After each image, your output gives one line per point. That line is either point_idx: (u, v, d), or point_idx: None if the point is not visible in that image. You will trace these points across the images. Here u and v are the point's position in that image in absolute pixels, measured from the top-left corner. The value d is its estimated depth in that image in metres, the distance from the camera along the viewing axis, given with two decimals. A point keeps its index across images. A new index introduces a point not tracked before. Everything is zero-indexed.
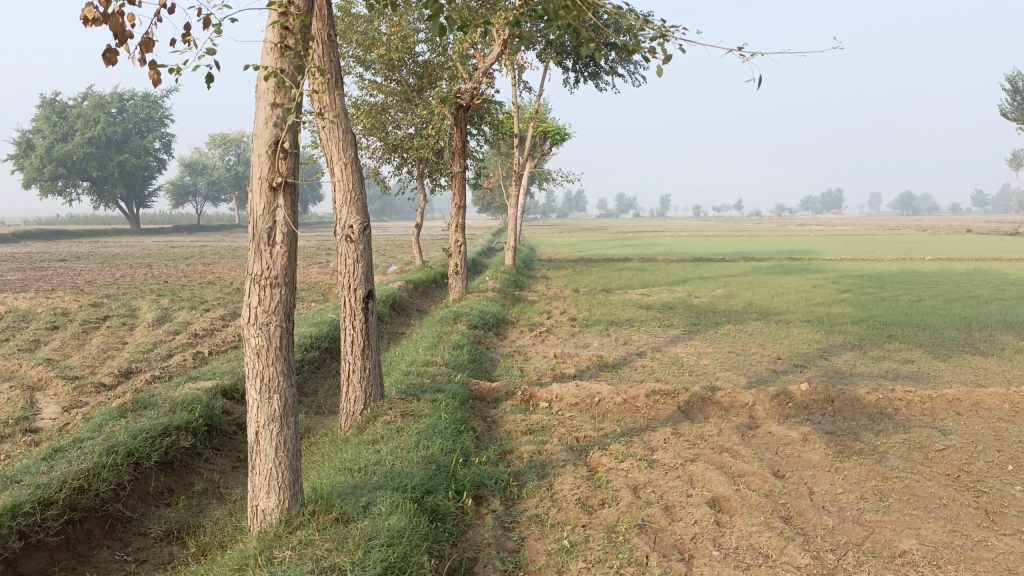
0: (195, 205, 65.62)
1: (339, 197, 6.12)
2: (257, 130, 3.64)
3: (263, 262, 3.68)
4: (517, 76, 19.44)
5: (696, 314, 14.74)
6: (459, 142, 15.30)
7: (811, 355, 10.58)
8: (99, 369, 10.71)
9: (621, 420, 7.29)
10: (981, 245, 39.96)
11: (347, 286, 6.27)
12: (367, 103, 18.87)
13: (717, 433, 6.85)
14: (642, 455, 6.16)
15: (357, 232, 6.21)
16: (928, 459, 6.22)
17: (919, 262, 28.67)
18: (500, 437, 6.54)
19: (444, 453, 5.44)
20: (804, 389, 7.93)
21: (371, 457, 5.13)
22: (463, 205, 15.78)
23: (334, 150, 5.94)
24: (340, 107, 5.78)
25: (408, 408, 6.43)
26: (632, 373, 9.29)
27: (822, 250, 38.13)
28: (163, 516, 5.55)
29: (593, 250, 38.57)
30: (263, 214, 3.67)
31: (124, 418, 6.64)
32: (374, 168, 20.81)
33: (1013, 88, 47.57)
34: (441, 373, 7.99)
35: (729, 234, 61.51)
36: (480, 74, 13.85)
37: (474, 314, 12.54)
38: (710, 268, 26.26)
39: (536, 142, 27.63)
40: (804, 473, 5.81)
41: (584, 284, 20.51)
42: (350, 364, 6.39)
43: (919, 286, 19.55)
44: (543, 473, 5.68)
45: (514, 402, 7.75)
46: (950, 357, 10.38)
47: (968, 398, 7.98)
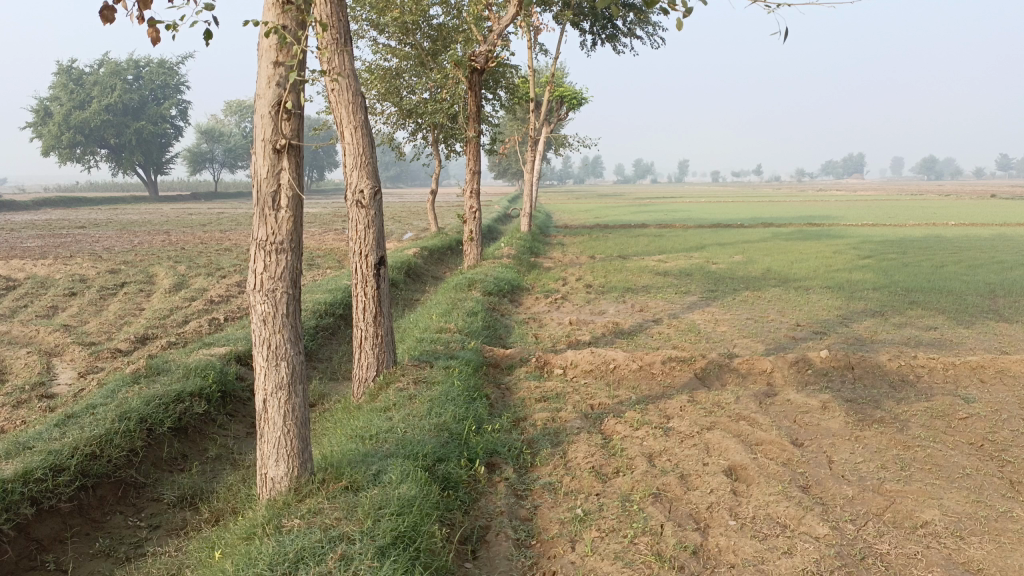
0: (212, 172, 65.71)
1: (349, 161, 6.02)
2: (260, 90, 3.51)
3: (268, 227, 3.57)
4: (533, 38, 19.09)
5: (714, 280, 14.56)
6: (473, 106, 15.04)
7: (830, 321, 10.40)
8: (116, 336, 10.75)
9: (636, 387, 7.20)
10: (1005, 211, 39.38)
11: (358, 252, 6.17)
12: (381, 67, 18.66)
13: (734, 401, 6.74)
14: (658, 423, 6.07)
15: (368, 197, 6.11)
16: (951, 427, 6.08)
17: (942, 227, 28.21)
18: (513, 405, 6.48)
19: (456, 421, 5.37)
20: (823, 356, 7.80)
21: (383, 424, 5.08)
22: (478, 171, 15.60)
23: (343, 113, 5.83)
24: (349, 68, 5.65)
25: (421, 375, 6.37)
26: (648, 340, 9.18)
27: (842, 216, 37.64)
28: (176, 482, 5.56)
29: (610, 216, 38.25)
30: (267, 177, 3.55)
31: (137, 384, 6.64)
32: (388, 134, 20.62)
33: None
34: (454, 340, 7.92)
35: (749, 199, 60.81)
36: (495, 36, 13.59)
37: (488, 281, 12.43)
38: (728, 234, 25.94)
39: (552, 106, 27.27)
40: (823, 441, 5.70)
41: (601, 250, 20.34)
42: (362, 331, 6.31)
43: (943, 252, 19.21)
44: (557, 440, 5.62)
45: (528, 369, 7.67)
46: (973, 323, 10.17)
47: (993, 365, 7.80)
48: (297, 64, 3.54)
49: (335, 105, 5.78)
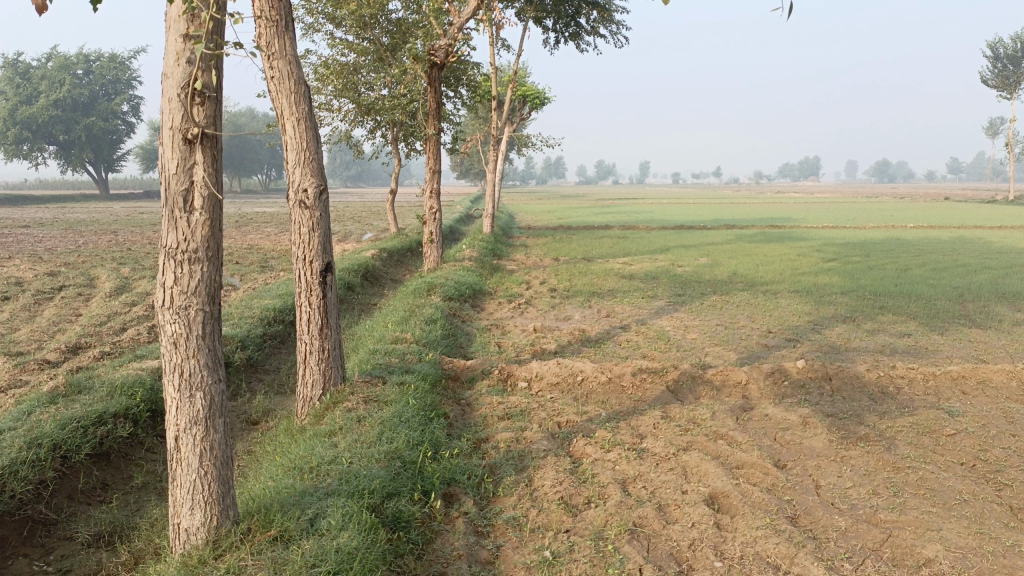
0: None
1: (290, 158, 5.46)
2: (167, 70, 2.93)
3: (179, 233, 3.00)
4: (494, 35, 18.60)
5: (680, 284, 14.21)
6: (433, 102, 14.46)
7: (802, 328, 10.07)
8: (45, 345, 9.94)
9: (605, 402, 6.73)
10: (960, 213, 40.18)
11: (301, 257, 5.57)
12: (339, 63, 18.02)
13: (710, 417, 6.30)
14: (631, 444, 5.59)
15: (312, 196, 5.54)
16: (939, 445, 5.73)
17: (901, 229, 28.50)
18: (474, 424, 5.97)
19: (410, 447, 4.82)
20: (800, 367, 7.43)
21: (327, 452, 4.52)
22: (438, 170, 15.03)
23: (284, 104, 5.35)
24: (291, 54, 5.20)
25: (373, 394, 5.79)
26: (616, 349, 8.74)
27: (802, 217, 37.94)
28: (93, 517, 4.92)
29: (573, 217, 37.90)
30: (177, 173, 2.96)
31: (54, 404, 5.95)
32: (346, 132, 19.92)
33: (994, 54, 47.93)
34: (411, 351, 7.35)
35: (711, 202, 61.32)
36: (456, 30, 13.08)
37: (449, 285, 11.89)
38: (693, 236, 25.75)
39: (515, 105, 26.83)
40: (808, 463, 5.30)
41: (565, 252, 19.94)
42: (307, 345, 5.69)
43: (906, 254, 19.19)
44: (521, 466, 5.11)
45: (491, 382, 7.14)
46: (946, 330, 9.94)
47: (974, 376, 7.50)
48: (214, 37, 2.98)
49: (275, 95, 5.29)
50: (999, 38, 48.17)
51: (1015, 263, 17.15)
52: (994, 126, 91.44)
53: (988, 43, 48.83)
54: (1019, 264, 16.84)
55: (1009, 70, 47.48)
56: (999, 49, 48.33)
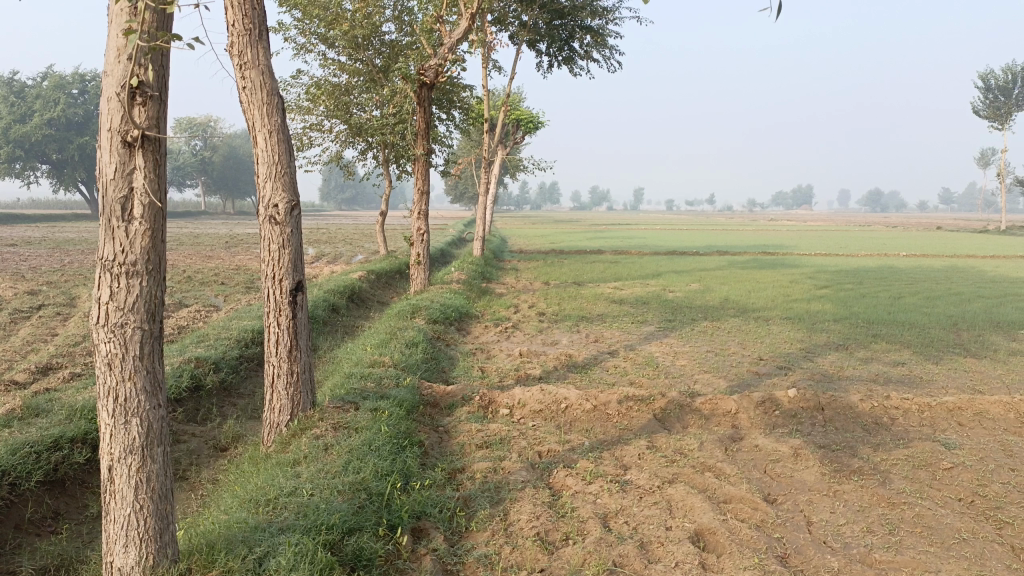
0: None
1: (261, 171, 5.24)
2: (107, 66, 2.73)
3: (117, 243, 2.79)
4: (486, 58, 18.54)
5: (671, 309, 14.01)
6: (422, 122, 14.30)
7: (794, 355, 9.84)
8: (17, 364, 9.64)
9: (589, 430, 6.47)
10: (953, 242, 40.16)
11: (270, 275, 5.32)
12: (330, 83, 17.93)
13: (698, 447, 6.04)
14: (613, 475, 5.32)
15: (283, 213, 5.30)
16: (936, 479, 5.48)
17: (894, 258, 28.41)
18: (450, 452, 5.70)
19: (378, 477, 4.55)
20: (791, 396, 7.19)
21: (287, 483, 4.26)
22: (427, 191, 14.85)
23: (256, 116, 5.15)
24: (264, 65, 5.04)
25: (343, 421, 5.53)
26: (603, 375, 8.49)
27: (796, 245, 37.90)
28: (39, 549, 4.57)
29: (567, 241, 37.77)
30: (115, 178, 2.77)
31: (8, 428, 5.65)
32: (337, 152, 19.76)
33: (984, 86, 48.34)
34: (388, 376, 7.08)
35: (704, 229, 61.33)
36: (446, 51, 12.95)
37: (434, 307, 11.64)
38: (685, 261, 25.63)
39: (508, 129, 26.79)
40: (799, 498, 5.04)
41: (556, 276, 19.75)
42: (274, 368, 5.42)
43: (899, 282, 19.05)
44: (497, 498, 4.84)
45: (471, 409, 6.87)
46: (941, 359, 9.72)
47: (970, 407, 7.27)
48: (155, 30, 2.78)
49: (245, 106, 5.11)
50: (990, 70, 48.60)
51: (1009, 292, 17.01)
52: (984, 156, 92.18)
53: (978, 75, 49.32)
54: (1012, 294, 16.70)
55: (1000, 102, 47.87)
56: (990, 81, 48.75)
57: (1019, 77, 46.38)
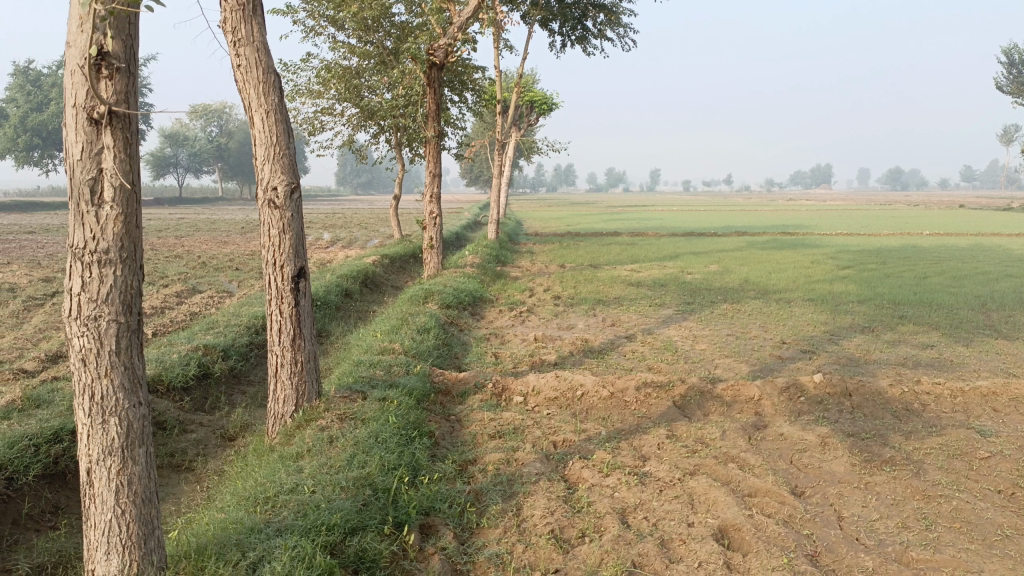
0: (176, 177, 63.79)
1: (259, 152, 5.02)
2: (70, 37, 2.65)
3: (87, 229, 2.74)
4: (499, 38, 18.17)
5: (690, 292, 13.69)
6: (433, 103, 14.02)
7: (818, 339, 9.52)
8: (25, 354, 9.50)
9: (606, 418, 6.23)
10: (978, 220, 39.42)
11: (271, 261, 5.10)
12: (341, 66, 17.66)
13: (720, 436, 5.78)
14: (632, 467, 5.07)
15: (282, 195, 5.07)
16: (973, 469, 5.20)
17: (917, 236, 27.93)
18: (461, 443, 5.49)
19: (383, 472, 4.35)
20: (817, 382, 6.92)
21: (288, 479, 4.08)
22: (438, 174, 14.58)
23: (252, 95, 4.93)
24: (259, 40, 4.83)
25: (350, 412, 5.33)
26: (620, 360, 8.23)
27: (816, 224, 37.35)
28: (36, 548, 4.40)
29: (583, 223, 37.38)
30: (82, 159, 2.71)
31: (8, 421, 5.50)
32: (349, 136, 19.49)
33: (1009, 61, 47.25)
34: (398, 364, 6.86)
35: (722, 209, 60.59)
36: (456, 30, 12.63)
37: (447, 292, 11.40)
38: (703, 242, 25.23)
39: (522, 111, 26.41)
40: (828, 491, 4.78)
41: (571, 259, 19.47)
42: (278, 358, 5.21)
43: (924, 262, 18.58)
44: (510, 492, 4.62)
45: (483, 397, 6.64)
46: (971, 341, 9.37)
47: (1006, 392, 6.94)
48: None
49: (241, 84, 4.89)
50: (1015, 43, 47.45)
51: None
52: (1008, 133, 90.42)
53: (1003, 49, 48.10)
54: None
55: None
56: (1016, 54, 47.59)
57: None
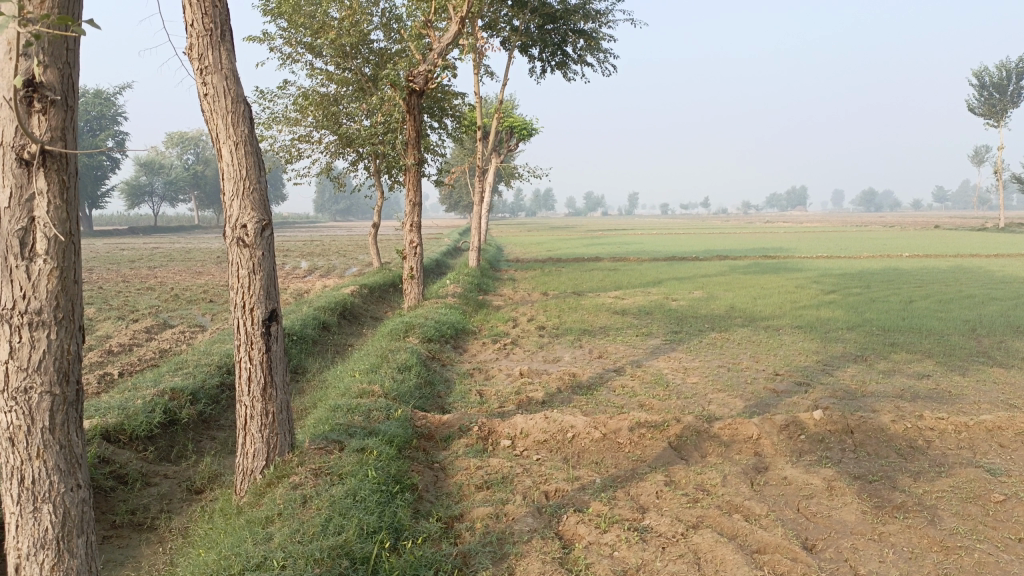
0: (151, 205, 62.91)
1: (227, 187, 4.66)
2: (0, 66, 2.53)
3: (17, 287, 2.59)
4: (478, 64, 18.00)
5: (676, 320, 13.43)
6: (412, 130, 13.76)
7: (811, 369, 9.25)
8: None
9: (600, 464, 5.88)
10: (955, 241, 39.76)
11: (240, 304, 4.73)
12: (318, 93, 17.37)
13: (721, 482, 5.45)
14: (631, 521, 4.72)
15: (252, 233, 4.70)
16: (990, 515, 4.90)
17: (896, 258, 28.01)
18: (446, 497, 5.11)
19: (361, 538, 3.98)
20: (817, 419, 6.62)
21: (255, 552, 3.75)
22: (418, 202, 14.28)
23: (219, 125, 4.58)
24: (227, 68, 4.51)
25: (326, 466, 4.96)
26: (610, 396, 7.90)
27: (795, 247, 37.43)
28: None
29: (564, 248, 37.15)
30: (11, 206, 2.56)
31: None
32: (327, 163, 19.15)
33: (979, 83, 48.04)
34: (378, 408, 6.48)
35: (699, 232, 60.80)
36: (435, 56, 12.40)
37: (428, 324, 11.04)
38: (685, 267, 25.08)
39: (502, 137, 26.26)
40: (841, 544, 4.47)
41: (554, 286, 19.17)
42: (246, 410, 4.82)
43: (908, 285, 18.50)
44: (501, 554, 4.24)
45: (469, 441, 6.27)
46: (966, 370, 9.15)
47: (1011, 427, 6.68)
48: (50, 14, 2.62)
49: (208, 115, 4.55)
50: (984, 67, 48.31)
51: (1022, 293, 16.49)
52: (979, 155, 92.21)
53: (973, 73, 48.94)
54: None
55: (995, 98, 47.52)
56: (985, 78, 48.56)
57: (1014, 73, 46.11)
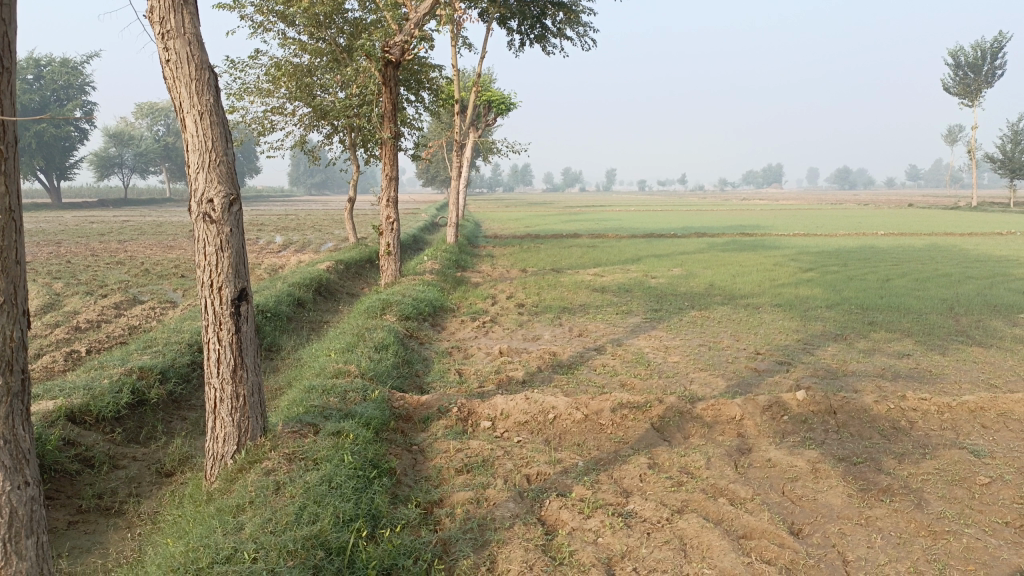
0: (122, 177, 61.61)
1: (192, 159, 4.41)
2: None
3: None
4: (456, 36, 17.63)
5: (656, 297, 13.34)
6: (389, 103, 13.43)
7: (792, 348, 9.20)
8: None
9: (582, 446, 5.76)
10: (930, 220, 40.21)
11: (207, 283, 4.50)
12: (292, 64, 16.93)
13: (705, 465, 5.35)
14: (615, 506, 4.60)
15: (219, 208, 4.46)
16: (976, 498, 4.86)
17: (872, 236, 28.17)
18: (425, 481, 4.95)
19: (337, 526, 3.83)
20: (800, 400, 6.54)
21: (224, 544, 3.60)
22: (395, 177, 13.98)
23: (183, 94, 4.33)
24: (190, 33, 4.26)
25: (300, 451, 4.78)
26: (591, 376, 7.79)
27: (773, 224, 37.58)
28: None
29: (541, 225, 36.96)
30: None
31: None
32: (301, 136, 18.73)
33: (955, 63, 48.38)
34: (354, 389, 6.29)
35: (676, 208, 60.81)
36: (413, 27, 12.05)
37: (406, 302, 10.83)
38: (664, 244, 25.00)
39: (480, 111, 25.90)
40: (828, 528, 4.39)
41: (532, 263, 19.03)
42: (215, 394, 4.61)
43: (885, 263, 18.59)
44: (482, 541, 4.10)
45: (448, 423, 6.11)
46: (946, 349, 9.15)
47: (993, 407, 6.67)
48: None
49: (171, 82, 4.30)
50: (960, 47, 48.58)
51: (997, 272, 16.62)
52: (953, 134, 93.20)
53: (949, 53, 49.20)
54: (1000, 273, 16.30)
55: (970, 78, 47.85)
56: (961, 57, 48.87)
57: (989, 53, 46.44)
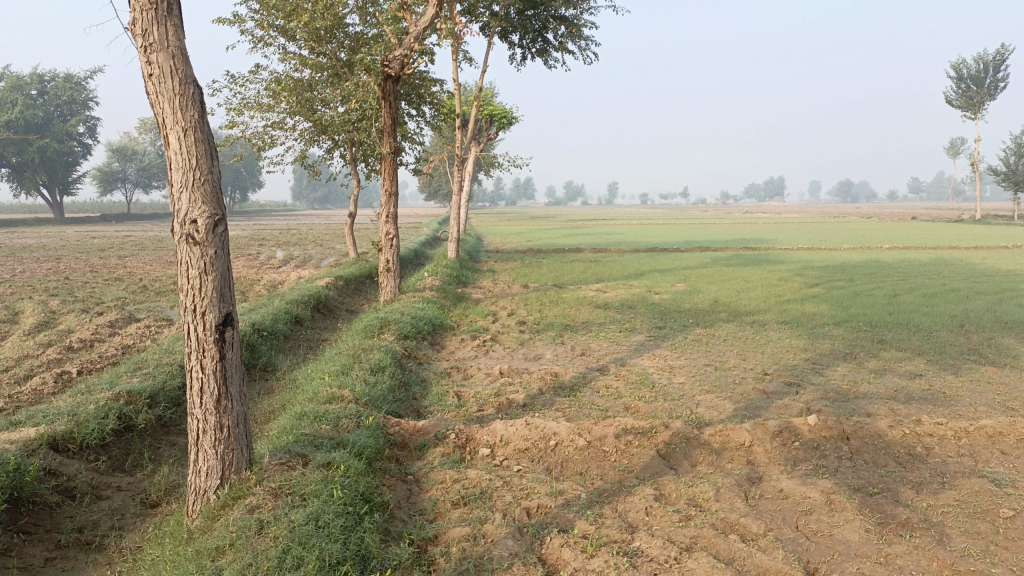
0: (124, 192, 61.58)
1: (175, 178, 4.18)
2: None
3: None
4: (456, 50, 17.51)
5: (660, 314, 13.10)
6: (388, 118, 13.27)
7: (801, 368, 8.95)
8: None
9: (585, 475, 5.51)
10: (935, 233, 39.94)
11: (190, 308, 4.27)
12: (292, 78, 16.79)
13: (715, 496, 5.10)
14: (619, 543, 4.35)
15: (204, 229, 4.24)
16: (1001, 534, 4.60)
17: (877, 250, 27.90)
18: (419, 516, 4.71)
19: (322, 570, 3.59)
20: (812, 425, 6.28)
21: None
22: (395, 192, 13.80)
23: (166, 109, 4.12)
24: (174, 46, 4.08)
25: (287, 484, 4.55)
26: (594, 399, 7.54)
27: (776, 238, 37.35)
28: None
29: (543, 239, 36.76)
30: None
31: None
32: (302, 151, 18.58)
33: (957, 76, 48.27)
34: (348, 416, 6.05)
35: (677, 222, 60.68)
36: (411, 41, 11.82)
37: (405, 320, 10.60)
38: (668, 259, 24.75)
39: (481, 125, 25.78)
40: (846, 568, 4.14)
41: (534, 278, 18.80)
42: (198, 425, 4.38)
43: (892, 278, 18.32)
44: None
45: (445, 450, 5.86)
46: (959, 369, 8.89)
47: (1012, 432, 6.41)
48: None
49: (154, 97, 4.09)
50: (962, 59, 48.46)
51: (1006, 287, 16.35)
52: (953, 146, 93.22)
53: (953, 66, 49.04)
54: (1010, 288, 16.02)
55: (972, 90, 47.68)
56: (964, 70, 48.76)
57: (991, 65, 46.31)
